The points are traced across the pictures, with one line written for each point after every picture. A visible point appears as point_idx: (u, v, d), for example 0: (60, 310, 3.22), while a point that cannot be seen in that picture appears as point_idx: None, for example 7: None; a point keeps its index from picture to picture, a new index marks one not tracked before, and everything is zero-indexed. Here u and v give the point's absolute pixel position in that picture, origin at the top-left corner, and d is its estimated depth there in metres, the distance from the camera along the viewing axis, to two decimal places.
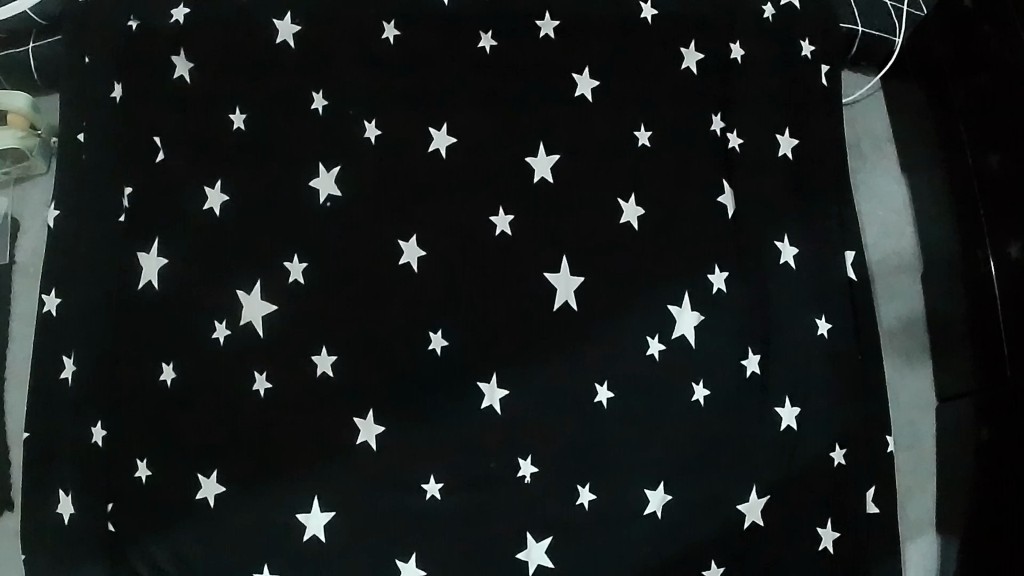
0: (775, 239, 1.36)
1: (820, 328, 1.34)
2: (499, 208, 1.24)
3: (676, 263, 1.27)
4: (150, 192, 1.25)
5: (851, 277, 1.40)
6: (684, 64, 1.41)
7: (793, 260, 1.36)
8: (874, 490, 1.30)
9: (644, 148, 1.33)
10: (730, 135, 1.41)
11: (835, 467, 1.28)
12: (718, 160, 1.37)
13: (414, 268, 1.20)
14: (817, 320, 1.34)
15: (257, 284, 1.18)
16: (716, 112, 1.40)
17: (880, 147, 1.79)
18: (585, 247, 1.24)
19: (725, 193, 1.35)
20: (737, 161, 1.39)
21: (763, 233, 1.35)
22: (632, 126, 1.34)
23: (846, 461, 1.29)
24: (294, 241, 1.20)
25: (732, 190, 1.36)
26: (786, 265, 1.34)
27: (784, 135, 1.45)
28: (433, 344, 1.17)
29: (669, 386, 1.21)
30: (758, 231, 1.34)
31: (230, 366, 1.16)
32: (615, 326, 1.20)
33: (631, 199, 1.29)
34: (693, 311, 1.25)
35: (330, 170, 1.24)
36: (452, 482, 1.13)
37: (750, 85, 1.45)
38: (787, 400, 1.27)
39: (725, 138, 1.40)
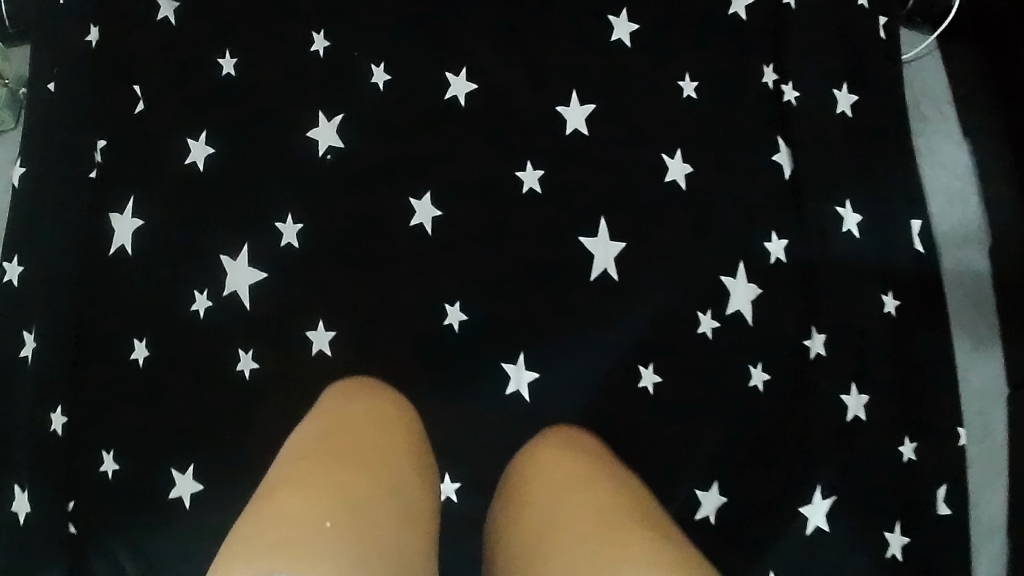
0: (835, 204, 1.15)
1: (887, 305, 1.13)
2: (528, 161, 1.08)
3: (726, 228, 1.10)
4: (126, 143, 1.09)
5: (919, 250, 1.17)
6: (731, 10, 1.20)
7: (857, 229, 1.15)
8: (945, 489, 1.09)
9: (689, 100, 1.15)
10: (785, 87, 1.19)
11: (903, 464, 1.07)
12: (772, 115, 1.17)
13: (429, 232, 1.05)
14: (885, 295, 1.13)
15: (245, 248, 1.03)
16: (769, 63, 1.20)
17: (940, 108, 1.50)
18: (621, 209, 1.08)
19: (780, 151, 1.16)
20: (792, 118, 1.18)
21: (823, 197, 1.15)
22: (675, 75, 1.16)
23: (918, 457, 1.09)
24: (287, 199, 1.05)
25: (788, 148, 1.17)
26: (849, 234, 1.14)
27: (841, 90, 1.21)
28: (450, 319, 1.03)
29: (720, 369, 1.06)
30: (817, 194, 1.15)
31: (212, 343, 1.01)
32: (657, 302, 1.05)
33: (677, 155, 1.12)
34: (749, 284, 1.09)
35: (331, 119, 1.08)
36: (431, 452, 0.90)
37: (829, 23, 1.23)
38: (854, 387, 1.08)
39: (778, 92, 1.19)
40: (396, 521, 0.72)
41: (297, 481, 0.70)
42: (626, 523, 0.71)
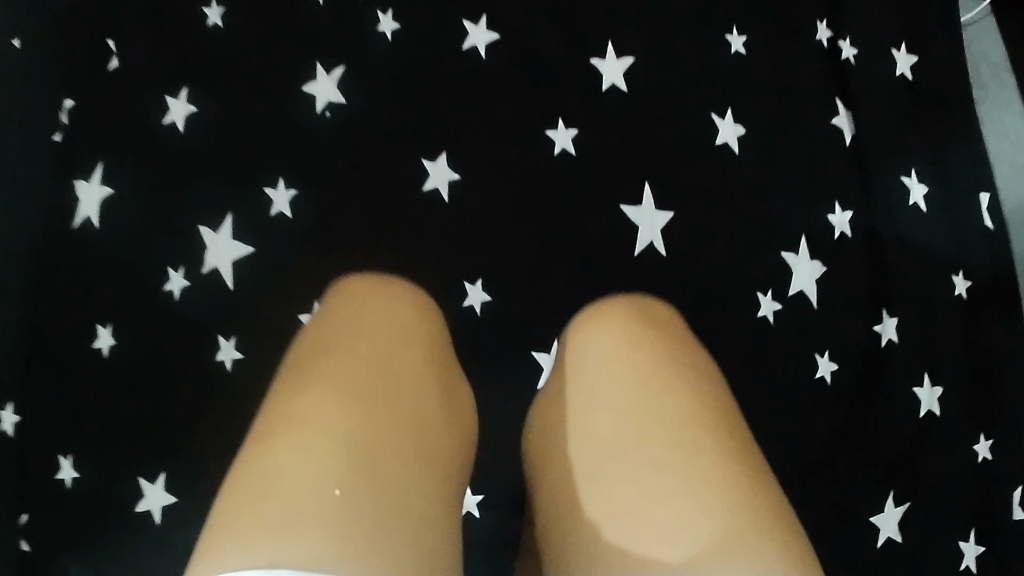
0: (901, 173, 1.01)
1: (958, 286, 0.98)
2: (559, 119, 0.93)
3: (782, 199, 0.96)
4: (88, 98, 0.88)
5: (988, 226, 1.01)
6: None
7: (924, 201, 1.00)
8: None
9: (739, 58, 1.00)
10: (842, 44, 1.04)
11: (977, 464, 0.92)
12: (829, 73, 1.03)
13: (446, 198, 0.89)
14: (955, 275, 0.98)
15: (229, 218, 0.87)
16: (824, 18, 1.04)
17: (999, 75, 1.25)
18: (665, 174, 0.93)
19: (840, 114, 1.01)
20: (851, 78, 1.03)
21: (886, 165, 1.01)
22: (722, 27, 1.01)
23: (993, 456, 0.93)
24: (278, 162, 0.89)
25: (848, 111, 1.02)
26: (916, 208, 1.00)
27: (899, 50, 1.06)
28: (470, 300, 0.87)
29: (783, 360, 0.91)
30: (881, 161, 1.01)
31: (189, 330, 0.84)
32: (710, 282, 0.91)
33: (727, 115, 0.97)
34: (813, 261, 0.94)
35: (330, 73, 0.91)
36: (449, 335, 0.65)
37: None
38: (927, 377, 0.93)
39: (835, 49, 1.03)
40: (416, 469, 0.51)
41: (281, 449, 0.48)
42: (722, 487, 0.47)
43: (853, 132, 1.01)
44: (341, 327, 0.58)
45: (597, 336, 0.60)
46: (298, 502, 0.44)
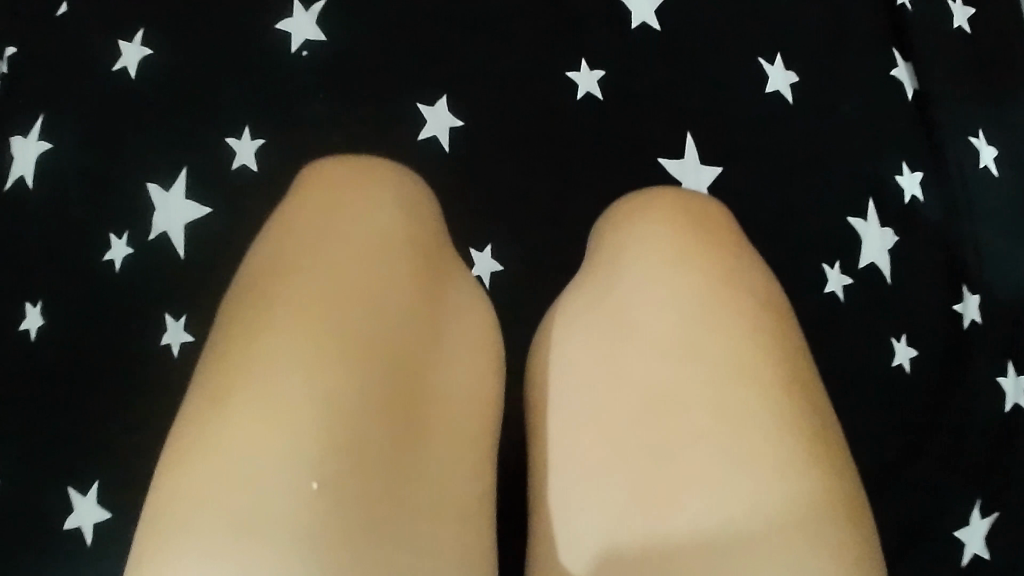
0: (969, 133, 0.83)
1: None
2: (580, 60, 0.74)
3: (855, 151, 0.77)
4: (36, 47, 0.78)
5: None
6: None
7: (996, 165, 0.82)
8: None
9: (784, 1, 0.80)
10: None
11: None
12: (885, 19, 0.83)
13: (447, 147, 0.71)
14: None
15: (182, 175, 0.72)
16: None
17: None
18: (713, 120, 0.75)
19: (899, 67, 0.82)
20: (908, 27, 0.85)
21: (960, 121, 0.83)
22: None
23: None
24: (246, 109, 0.73)
25: (907, 65, 0.84)
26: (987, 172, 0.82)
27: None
28: (477, 271, 0.68)
29: (852, 346, 0.73)
30: (953, 116, 0.83)
31: (132, 307, 0.69)
32: (765, 252, 0.73)
33: (778, 61, 0.77)
34: (884, 228, 0.77)
35: (308, 9, 0.75)
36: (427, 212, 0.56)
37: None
38: (1011, 366, 0.75)
39: None
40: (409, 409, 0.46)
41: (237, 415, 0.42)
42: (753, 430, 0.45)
43: (915, 86, 0.83)
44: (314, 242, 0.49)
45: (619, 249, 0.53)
46: (270, 486, 0.40)
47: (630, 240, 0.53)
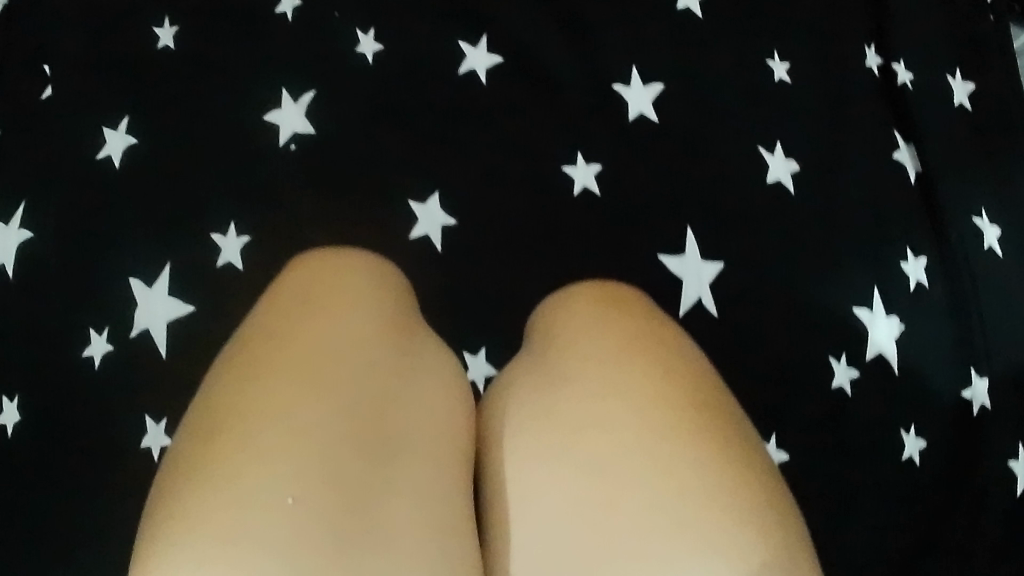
0: (974, 212, 0.79)
1: None
2: (578, 153, 0.73)
3: (855, 239, 0.75)
4: (18, 132, 0.77)
5: None
6: None
7: (1001, 245, 0.79)
8: None
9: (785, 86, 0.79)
10: (897, 67, 0.84)
11: None
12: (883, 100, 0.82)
13: (439, 247, 0.69)
14: None
15: (167, 270, 0.70)
16: (871, 43, 0.84)
17: None
18: (710, 213, 0.73)
19: (901, 150, 0.81)
20: (909, 106, 0.83)
21: (966, 200, 0.80)
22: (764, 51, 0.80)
23: None
24: (232, 204, 0.72)
25: (909, 146, 0.82)
26: (993, 252, 0.78)
27: (955, 77, 0.85)
28: (471, 376, 0.65)
29: (859, 440, 0.70)
30: (960, 195, 0.80)
31: (111, 408, 0.67)
32: (767, 347, 0.71)
33: (778, 150, 0.76)
34: (890, 316, 0.74)
35: (297, 101, 0.74)
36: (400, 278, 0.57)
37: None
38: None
39: (889, 75, 0.84)
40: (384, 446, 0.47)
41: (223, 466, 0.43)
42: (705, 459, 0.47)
43: (917, 169, 0.81)
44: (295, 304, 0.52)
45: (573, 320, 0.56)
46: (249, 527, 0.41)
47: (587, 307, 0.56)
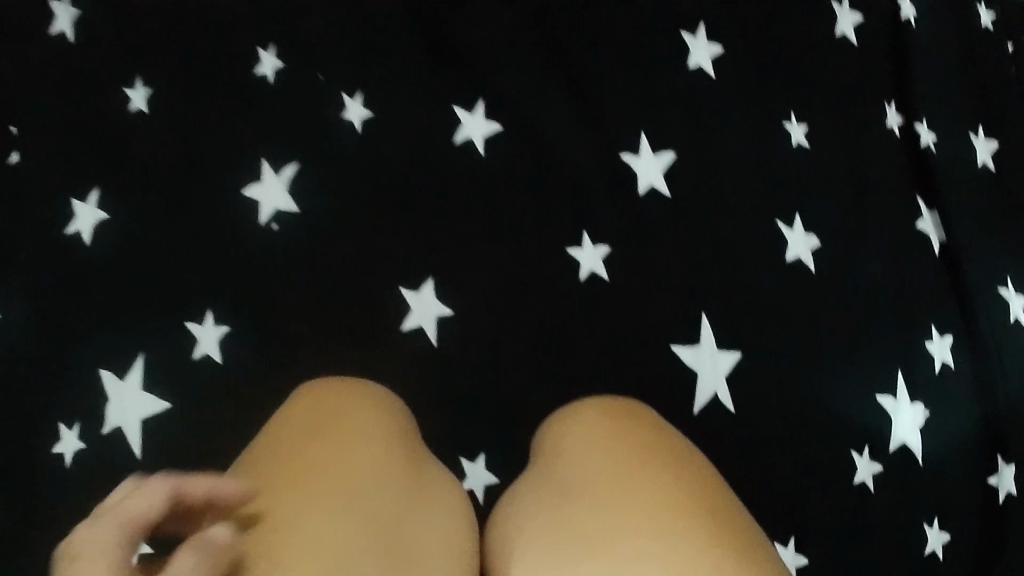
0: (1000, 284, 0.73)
1: None
2: (583, 232, 0.69)
3: (879, 316, 0.70)
4: None
5: None
6: (839, 31, 0.80)
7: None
8: None
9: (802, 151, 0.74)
10: (919, 126, 0.78)
11: None
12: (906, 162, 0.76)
13: (433, 340, 0.65)
14: None
15: (141, 361, 0.65)
16: (892, 99, 0.79)
17: None
18: (721, 295, 0.68)
19: (924, 216, 0.75)
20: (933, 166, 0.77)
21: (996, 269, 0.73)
22: (778, 112, 0.75)
23: None
24: (210, 289, 0.67)
25: (932, 210, 0.76)
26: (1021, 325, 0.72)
27: (979, 134, 0.79)
28: (468, 484, 0.63)
29: (880, 540, 0.66)
30: (989, 264, 0.73)
31: (80, 511, 0.61)
32: (784, 439, 0.66)
33: (797, 223, 0.72)
34: (914, 403, 0.69)
35: (279, 173, 0.70)
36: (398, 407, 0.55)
37: (993, 30, 0.85)
38: None
39: (910, 135, 0.79)
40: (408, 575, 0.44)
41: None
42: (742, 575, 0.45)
43: (942, 237, 0.75)
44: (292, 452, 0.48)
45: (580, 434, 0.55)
46: None
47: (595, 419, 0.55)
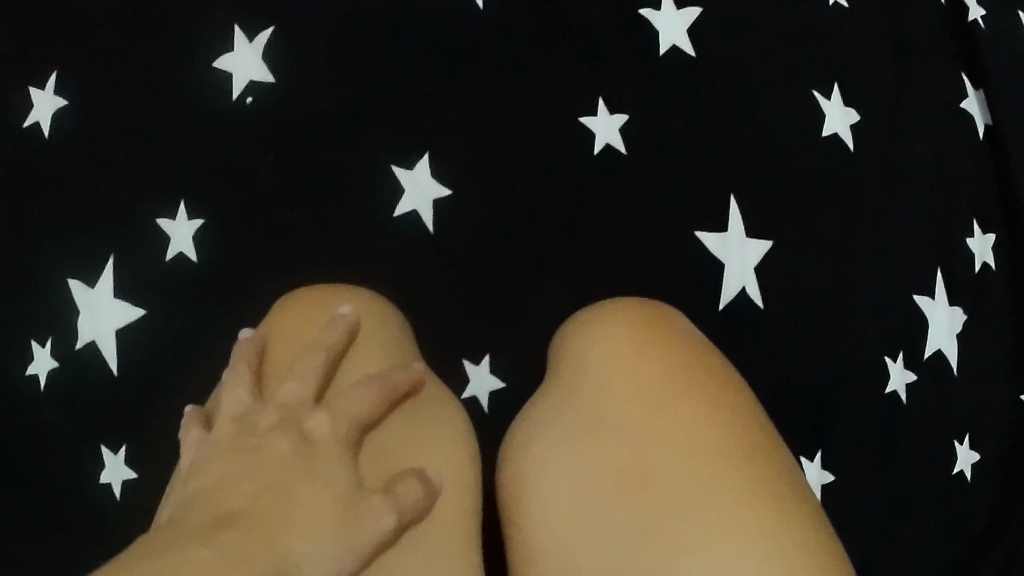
0: None
1: None
2: (598, 102, 0.60)
3: (917, 216, 0.65)
4: None
5: None
6: None
7: None
8: None
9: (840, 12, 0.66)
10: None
11: None
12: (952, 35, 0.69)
13: (430, 226, 0.58)
14: None
15: (111, 265, 0.60)
16: None
17: None
18: (753, 182, 0.61)
19: (970, 96, 0.68)
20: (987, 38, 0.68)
21: None
22: None
23: None
24: (182, 181, 0.60)
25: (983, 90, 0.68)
26: None
27: None
28: (472, 389, 0.56)
29: (912, 453, 0.62)
30: None
31: (67, 432, 0.61)
32: (813, 347, 0.60)
33: (836, 95, 0.64)
34: (953, 304, 0.64)
35: (252, 40, 0.61)
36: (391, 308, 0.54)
37: None
38: None
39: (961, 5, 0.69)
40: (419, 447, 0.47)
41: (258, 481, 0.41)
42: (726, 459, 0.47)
43: (987, 118, 0.68)
44: (315, 346, 0.48)
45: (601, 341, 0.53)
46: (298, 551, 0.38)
47: (606, 324, 0.54)
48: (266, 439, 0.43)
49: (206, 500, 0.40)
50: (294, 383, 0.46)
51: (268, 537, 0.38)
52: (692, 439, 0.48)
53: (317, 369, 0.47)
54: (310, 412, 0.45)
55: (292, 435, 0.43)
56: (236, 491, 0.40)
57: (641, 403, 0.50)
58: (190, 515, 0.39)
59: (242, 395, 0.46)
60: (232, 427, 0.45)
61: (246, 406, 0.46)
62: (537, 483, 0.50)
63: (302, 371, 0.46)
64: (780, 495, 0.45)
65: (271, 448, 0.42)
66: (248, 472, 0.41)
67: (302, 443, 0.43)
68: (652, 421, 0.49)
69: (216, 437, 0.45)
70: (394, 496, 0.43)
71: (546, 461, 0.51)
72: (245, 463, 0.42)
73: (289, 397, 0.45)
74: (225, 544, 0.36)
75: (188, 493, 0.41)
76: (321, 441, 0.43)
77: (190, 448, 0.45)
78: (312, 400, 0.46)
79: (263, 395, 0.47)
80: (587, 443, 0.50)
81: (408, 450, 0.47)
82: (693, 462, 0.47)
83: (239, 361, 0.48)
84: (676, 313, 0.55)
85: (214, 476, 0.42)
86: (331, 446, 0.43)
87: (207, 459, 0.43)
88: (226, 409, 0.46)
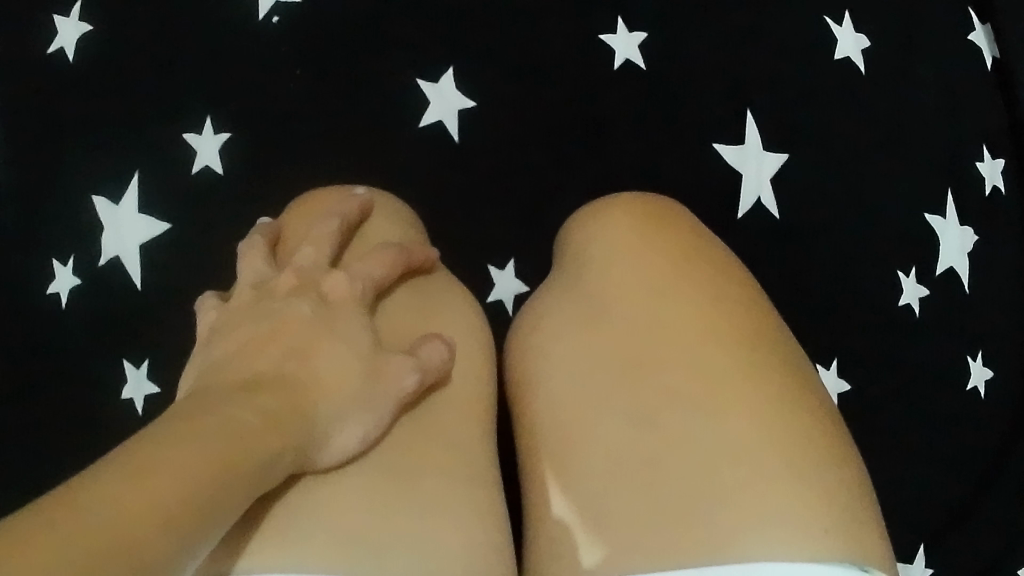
0: None
1: None
2: (618, 20, 0.62)
3: (932, 134, 0.64)
4: None
5: None
6: None
7: None
8: None
9: None
10: None
11: None
12: None
13: (455, 136, 0.61)
14: None
15: (135, 180, 0.61)
16: None
17: None
18: (768, 99, 0.63)
19: (979, 28, 0.68)
20: None
21: None
22: None
23: None
24: (209, 98, 0.61)
25: (991, 19, 0.68)
26: None
27: None
28: (498, 293, 0.60)
29: (926, 366, 0.62)
30: None
31: (84, 349, 0.59)
32: (826, 257, 0.62)
33: (848, 19, 0.65)
34: (964, 226, 0.64)
35: None
36: (403, 206, 0.55)
37: None
38: None
39: None
40: (428, 328, 0.49)
41: (273, 350, 0.41)
42: (733, 329, 0.45)
43: (994, 53, 0.68)
44: (329, 217, 0.49)
45: (601, 230, 0.52)
46: (321, 411, 0.40)
47: (598, 217, 0.53)
48: (284, 301, 0.43)
49: (231, 361, 0.40)
50: (308, 250, 0.46)
51: (294, 398, 0.39)
52: (689, 323, 0.46)
53: (330, 239, 0.48)
54: (326, 275, 0.45)
55: (310, 298, 0.43)
56: (257, 353, 0.40)
57: (637, 291, 0.48)
58: (217, 377, 0.39)
59: (258, 265, 0.47)
60: (251, 292, 0.45)
61: (264, 274, 0.46)
62: (540, 375, 0.49)
63: (317, 239, 0.47)
64: (783, 368, 0.44)
65: (289, 311, 0.42)
66: (270, 333, 0.41)
67: (321, 305, 0.43)
68: (650, 309, 0.47)
69: (234, 304, 0.45)
70: (416, 356, 0.45)
71: (550, 354, 0.49)
72: (265, 325, 0.42)
73: (305, 262, 0.46)
74: (260, 404, 0.37)
75: (211, 358, 0.41)
76: (339, 304, 0.44)
77: (208, 317, 0.46)
78: (326, 266, 0.46)
79: (279, 267, 0.48)
80: (584, 332, 0.48)
81: (421, 320, 0.49)
82: (688, 347, 0.45)
83: (253, 236, 0.49)
84: (686, 213, 0.53)
85: (237, 340, 0.42)
86: (349, 308, 0.44)
87: (228, 323, 0.44)
88: (245, 277, 0.46)
